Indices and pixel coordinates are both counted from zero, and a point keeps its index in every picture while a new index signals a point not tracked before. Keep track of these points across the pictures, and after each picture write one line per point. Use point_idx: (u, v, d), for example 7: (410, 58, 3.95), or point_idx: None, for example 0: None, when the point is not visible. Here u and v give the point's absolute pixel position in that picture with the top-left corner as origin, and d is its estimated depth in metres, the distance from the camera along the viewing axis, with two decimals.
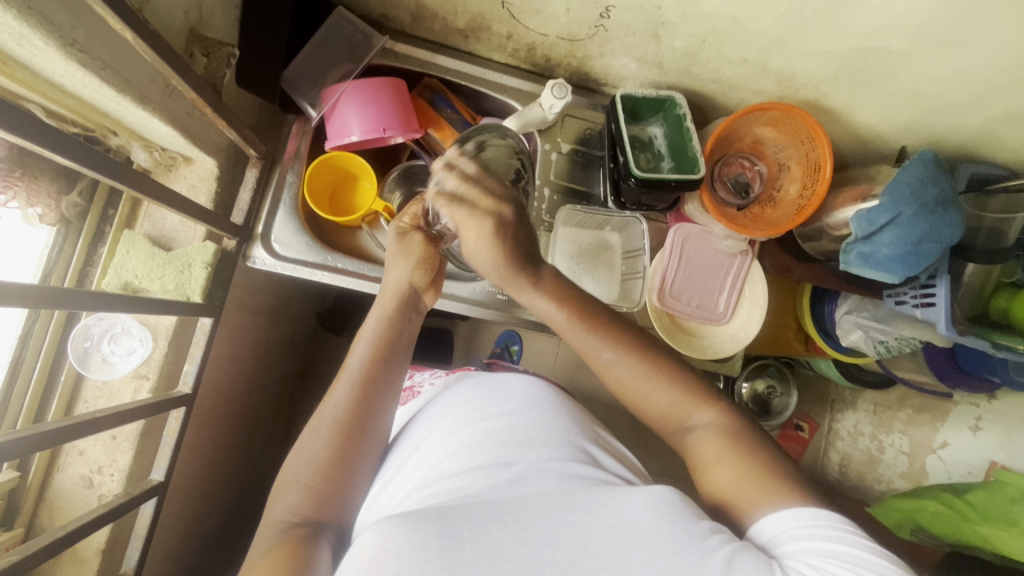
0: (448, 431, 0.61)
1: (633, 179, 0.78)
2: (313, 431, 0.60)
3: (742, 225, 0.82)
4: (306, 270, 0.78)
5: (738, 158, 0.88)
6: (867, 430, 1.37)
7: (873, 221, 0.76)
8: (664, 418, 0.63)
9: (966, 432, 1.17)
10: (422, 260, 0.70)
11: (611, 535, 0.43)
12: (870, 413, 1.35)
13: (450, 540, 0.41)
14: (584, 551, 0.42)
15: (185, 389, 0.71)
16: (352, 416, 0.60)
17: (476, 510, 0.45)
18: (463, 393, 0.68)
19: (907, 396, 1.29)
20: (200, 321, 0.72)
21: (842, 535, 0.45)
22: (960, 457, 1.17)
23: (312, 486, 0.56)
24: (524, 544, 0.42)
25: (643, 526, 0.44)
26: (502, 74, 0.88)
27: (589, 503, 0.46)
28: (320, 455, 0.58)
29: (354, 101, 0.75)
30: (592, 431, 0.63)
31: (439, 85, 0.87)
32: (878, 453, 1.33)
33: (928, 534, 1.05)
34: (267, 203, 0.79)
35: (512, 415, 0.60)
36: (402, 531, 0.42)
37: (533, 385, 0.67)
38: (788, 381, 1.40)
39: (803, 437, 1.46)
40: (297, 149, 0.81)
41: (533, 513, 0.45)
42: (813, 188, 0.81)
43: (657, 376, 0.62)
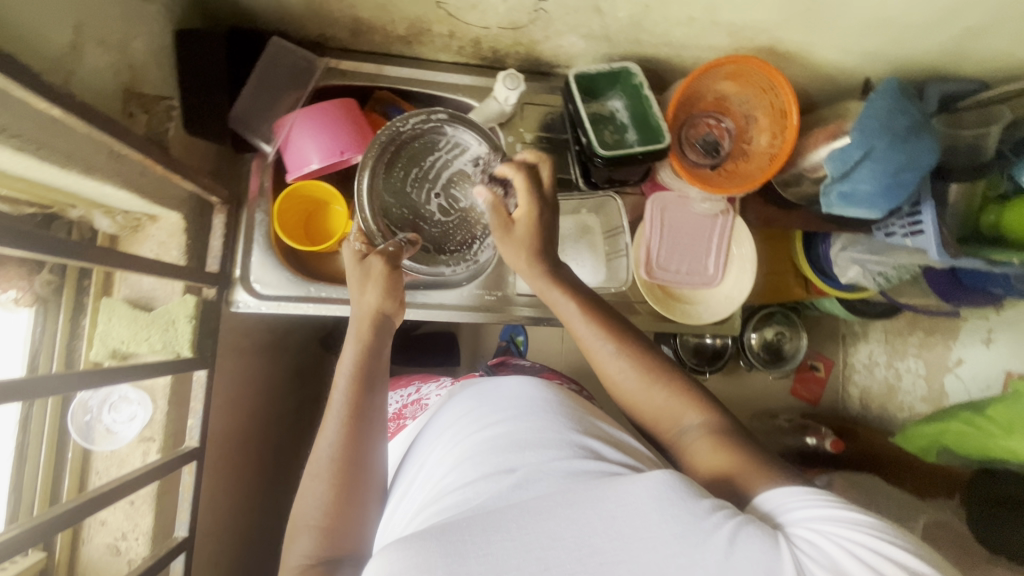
0: (451, 445, 0.61)
1: (598, 158, 0.77)
2: (313, 472, 0.59)
3: (719, 186, 0.81)
4: (291, 305, 0.79)
5: (704, 117, 0.86)
6: (882, 359, 1.57)
7: (846, 158, 0.74)
8: (656, 419, 0.63)
9: (979, 346, 1.32)
10: (386, 286, 0.67)
11: (614, 527, 0.43)
12: (882, 342, 1.57)
13: (454, 556, 0.42)
14: (588, 548, 0.42)
15: (193, 443, 0.71)
16: (344, 453, 0.59)
17: (479, 520, 0.45)
18: (463, 404, 0.68)
19: (915, 321, 1.48)
20: (195, 375, 0.72)
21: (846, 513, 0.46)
22: (977, 372, 1.32)
23: (322, 527, 0.56)
24: (528, 550, 0.42)
25: (643, 513, 0.44)
26: (453, 74, 0.86)
27: (590, 497, 0.45)
28: (325, 495, 0.57)
29: (308, 129, 0.74)
30: (593, 425, 0.63)
31: (391, 96, 0.85)
32: (896, 380, 1.53)
33: (954, 455, 1.18)
34: (240, 245, 0.78)
35: (510, 422, 0.59)
36: (404, 553, 0.42)
37: (529, 387, 0.66)
38: (798, 327, 1.57)
39: (821, 376, 1.71)
40: (261, 186, 0.80)
41: (535, 515, 0.45)
42: (784, 136, 0.80)
43: (651, 378, 0.63)
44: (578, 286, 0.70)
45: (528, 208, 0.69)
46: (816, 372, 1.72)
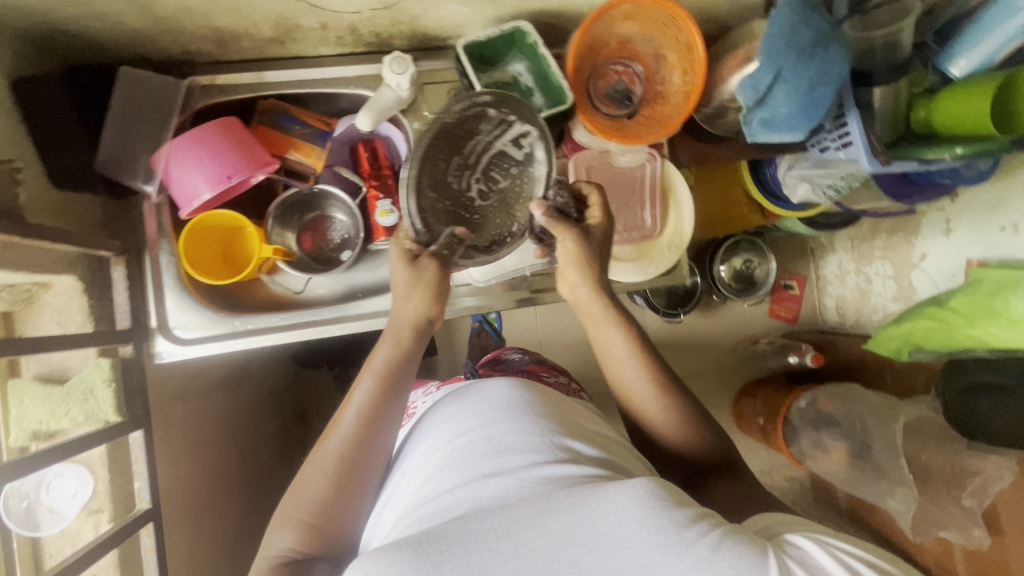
0: (432, 454, 0.59)
1: (501, 133, 0.73)
2: (314, 463, 0.59)
3: (637, 135, 0.77)
4: (219, 344, 0.76)
5: (611, 65, 0.80)
6: (852, 267, 1.60)
7: (758, 85, 0.71)
8: (666, 445, 0.68)
9: (941, 237, 1.31)
10: (432, 292, 0.66)
11: (593, 537, 0.42)
12: (850, 250, 1.60)
13: (429, 567, 0.41)
14: (567, 558, 0.42)
15: (144, 505, 0.70)
16: (350, 449, 0.59)
17: (457, 530, 0.44)
18: (446, 410, 0.65)
19: (877, 225, 1.50)
20: (131, 437, 0.70)
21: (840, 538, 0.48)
22: (940, 263, 1.32)
23: (308, 521, 0.56)
24: (504, 559, 0.42)
25: (625, 523, 0.42)
26: (340, 67, 0.80)
27: (573, 503, 0.44)
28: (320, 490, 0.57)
29: (188, 158, 0.69)
30: (576, 424, 0.61)
31: (279, 103, 0.79)
32: (866, 285, 1.56)
33: (925, 352, 1.21)
34: (150, 293, 0.74)
35: (495, 420, 0.57)
36: (379, 566, 0.42)
37: (514, 390, 0.62)
38: (765, 251, 1.58)
39: (795, 294, 1.74)
40: (158, 226, 0.74)
41: (514, 523, 0.43)
42: (694, 70, 0.76)
43: (678, 413, 0.66)
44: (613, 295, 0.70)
45: (598, 215, 0.71)
46: (792, 290, 1.74)
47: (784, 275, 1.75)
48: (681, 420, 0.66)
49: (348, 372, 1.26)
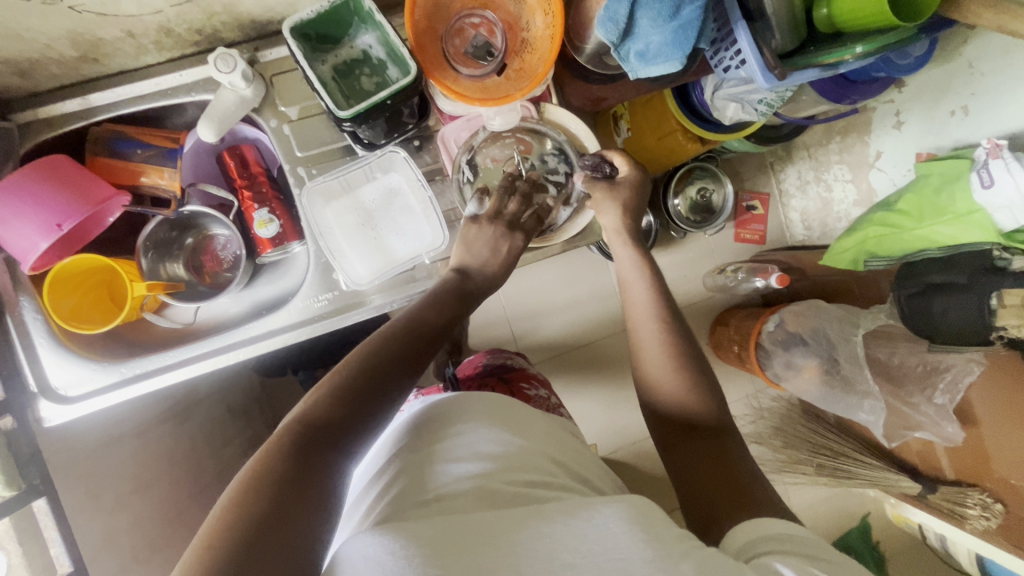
0: (418, 452, 0.60)
1: (347, 121, 0.66)
2: (370, 349, 0.58)
3: (504, 94, 0.70)
4: (110, 395, 0.73)
5: (468, 16, 0.72)
6: (810, 176, 1.51)
7: (616, 17, 0.63)
8: (669, 418, 0.66)
9: (893, 131, 1.27)
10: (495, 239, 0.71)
11: (583, 544, 0.44)
12: (807, 159, 1.51)
13: (429, 549, 0.42)
14: (558, 560, 0.43)
15: (66, 568, 0.68)
16: (407, 363, 0.59)
17: (457, 527, 0.45)
18: (432, 410, 0.66)
19: (831, 127, 1.43)
20: (35, 505, 0.67)
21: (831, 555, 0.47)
22: (896, 160, 1.28)
23: (340, 399, 0.53)
24: (499, 555, 0.43)
25: (616, 533, 0.44)
26: (170, 74, 0.72)
27: (563, 516, 0.47)
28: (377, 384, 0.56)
29: (9, 210, 0.63)
30: (548, 445, 0.64)
31: (112, 127, 0.72)
32: (827, 193, 1.48)
33: (880, 260, 1.16)
34: (23, 356, 0.70)
35: (493, 434, 0.61)
36: (382, 541, 0.43)
37: (498, 407, 0.66)
38: (718, 175, 1.49)
39: (761, 215, 1.60)
40: (13, 283, 0.69)
41: (508, 527, 0.45)
42: (554, 11, 0.67)
43: (696, 390, 0.66)
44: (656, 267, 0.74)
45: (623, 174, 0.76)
46: (755, 211, 1.61)
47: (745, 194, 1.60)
48: (688, 387, 0.66)
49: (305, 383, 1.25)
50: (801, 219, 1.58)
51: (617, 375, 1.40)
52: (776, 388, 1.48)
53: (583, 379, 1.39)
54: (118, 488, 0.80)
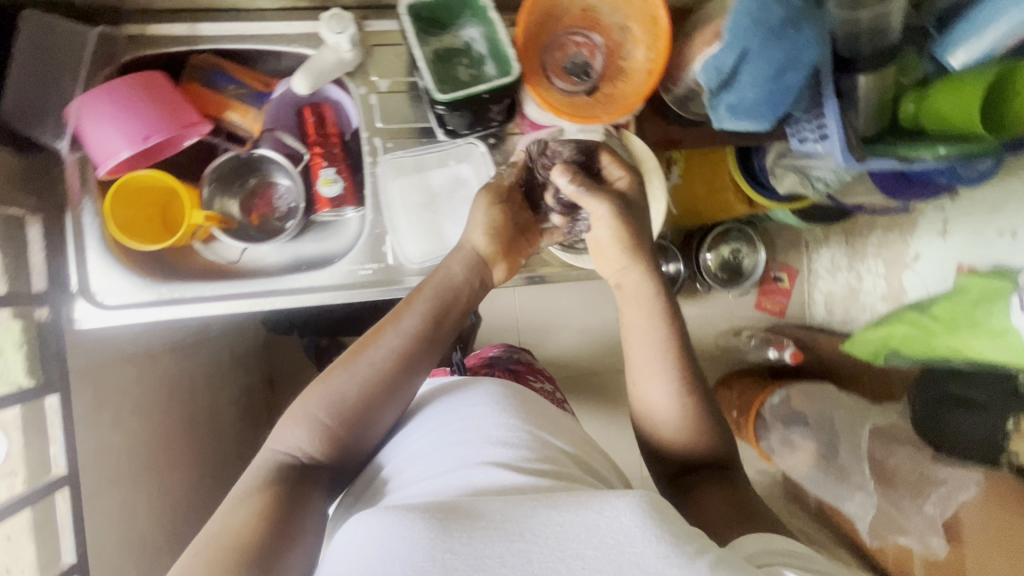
0: (430, 439, 0.59)
1: (441, 104, 0.68)
2: (351, 367, 0.60)
3: (593, 114, 0.72)
4: (143, 312, 0.73)
5: (572, 34, 0.74)
6: (844, 262, 1.53)
7: (721, 66, 0.64)
8: (673, 453, 0.64)
9: (936, 238, 1.28)
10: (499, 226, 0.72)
11: (597, 536, 0.41)
12: (844, 246, 1.53)
13: (438, 531, 0.41)
14: (571, 551, 0.40)
15: (61, 470, 0.69)
16: (393, 369, 0.61)
17: (465, 511, 0.44)
18: (443, 401, 0.65)
19: (875, 220, 1.43)
20: (48, 402, 0.68)
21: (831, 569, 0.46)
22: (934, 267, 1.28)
23: (320, 425, 0.58)
24: (510, 542, 0.41)
25: (627, 525, 0.41)
26: (278, 22, 0.74)
27: (575, 502, 0.44)
28: (350, 392, 0.59)
29: (101, 114, 0.64)
30: (563, 438, 0.62)
31: (213, 59, 0.75)
32: (857, 282, 1.50)
33: (902, 357, 1.14)
34: (72, 254, 0.71)
35: (498, 421, 0.59)
36: (387, 522, 0.42)
37: (501, 394, 0.64)
38: (754, 239, 1.51)
39: (785, 287, 1.63)
40: (81, 184, 0.71)
41: (519, 513, 0.43)
42: (658, 46, 0.69)
43: (698, 429, 0.63)
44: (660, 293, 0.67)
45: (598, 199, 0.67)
46: (781, 283, 1.63)
47: (775, 265, 1.63)
48: (694, 422, 0.63)
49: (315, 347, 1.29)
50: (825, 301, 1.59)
51: (613, 409, 1.41)
52: (764, 459, 1.49)
53: (579, 404, 1.40)
54: (120, 405, 0.80)
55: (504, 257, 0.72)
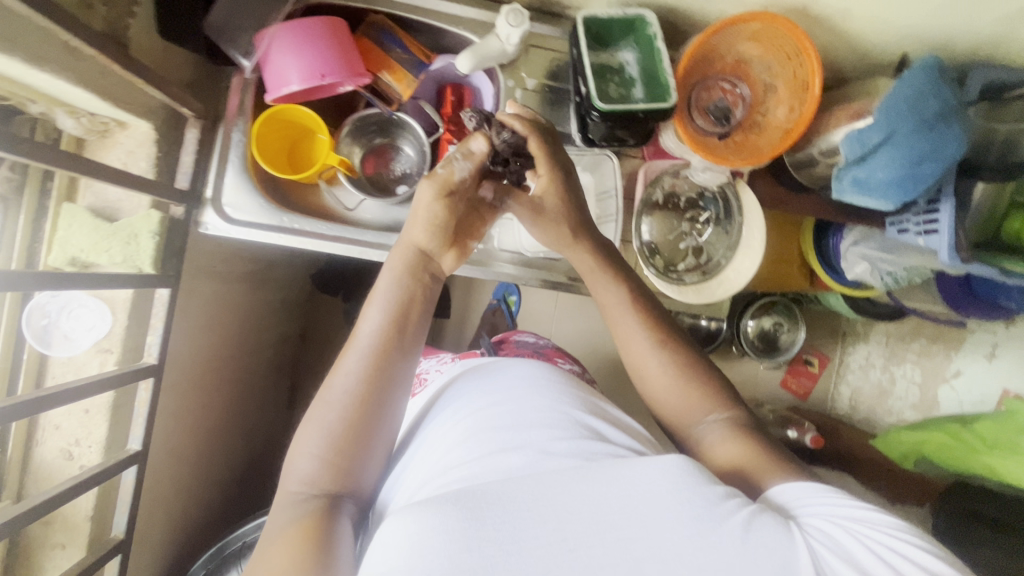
0: (453, 421, 0.59)
1: (596, 112, 0.71)
2: (325, 400, 0.56)
3: (725, 157, 0.75)
4: (262, 234, 0.76)
5: (719, 81, 0.79)
6: (879, 362, 1.50)
7: (865, 140, 0.68)
8: (677, 415, 0.63)
9: (981, 360, 1.31)
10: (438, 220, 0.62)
11: (630, 505, 0.42)
12: (883, 345, 1.49)
13: (473, 522, 0.40)
14: (605, 523, 0.41)
15: (151, 360, 0.72)
16: (369, 386, 0.56)
17: (495, 491, 0.43)
18: (468, 385, 0.66)
19: (919, 329, 1.43)
20: (158, 293, 0.71)
21: (863, 498, 0.46)
22: (974, 387, 1.31)
23: (325, 457, 0.54)
24: (547, 521, 0.41)
25: (662, 496, 0.43)
26: (455, 4, 0.78)
27: (606, 475, 0.44)
28: (334, 424, 0.55)
29: (288, 45, 0.69)
30: (593, 403, 0.62)
31: (386, 21, 0.79)
32: (889, 384, 1.48)
33: (931, 464, 1.13)
34: (213, 164, 0.75)
35: (517, 397, 0.59)
36: (418, 517, 0.41)
37: (534, 372, 0.65)
38: (796, 318, 1.52)
39: (814, 371, 1.61)
40: (240, 104, 0.75)
41: (551, 488, 0.43)
42: (802, 109, 0.72)
43: (691, 378, 0.63)
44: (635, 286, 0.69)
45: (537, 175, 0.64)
46: (810, 367, 1.61)
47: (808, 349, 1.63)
48: (688, 380, 0.63)
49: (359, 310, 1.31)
50: (850, 396, 1.56)
51: None
52: None
53: None
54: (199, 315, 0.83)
55: (451, 245, 0.65)
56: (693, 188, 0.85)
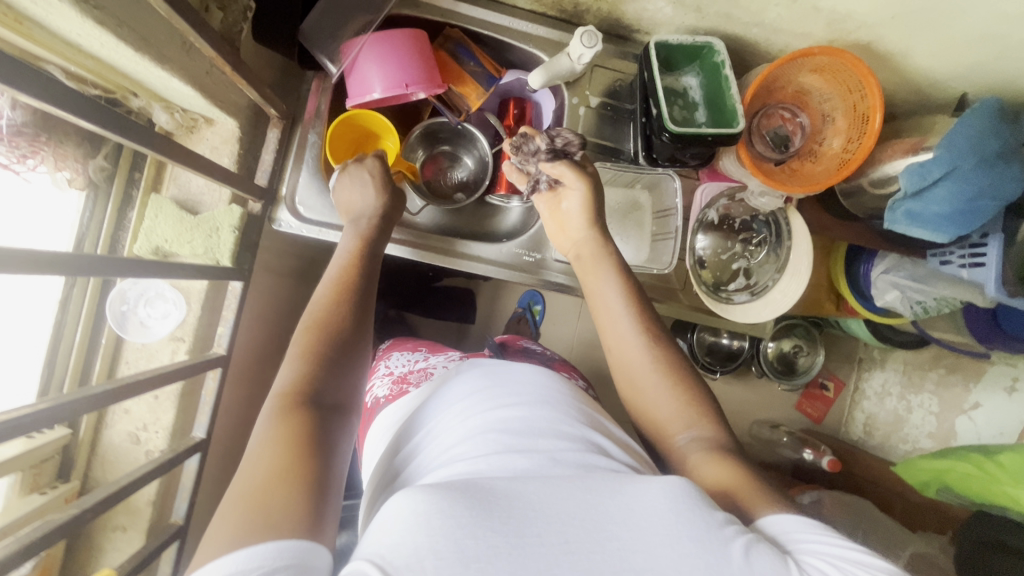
0: (460, 418, 0.59)
1: (667, 133, 0.74)
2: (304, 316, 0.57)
3: (784, 182, 0.77)
4: (332, 233, 0.76)
5: (779, 109, 0.82)
6: (895, 389, 1.50)
7: (925, 175, 0.71)
8: (661, 426, 0.62)
9: (1001, 393, 1.23)
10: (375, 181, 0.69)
11: (632, 518, 0.41)
12: (899, 372, 1.49)
13: (478, 510, 0.39)
14: (606, 533, 0.40)
15: (220, 350, 0.72)
16: (339, 294, 0.58)
17: (501, 487, 0.42)
18: (473, 380, 0.65)
19: (939, 357, 1.39)
20: (231, 285, 0.73)
21: (852, 540, 0.44)
22: (994, 418, 1.23)
23: (310, 356, 0.53)
24: (548, 522, 0.40)
25: (664, 514, 0.41)
26: (529, 23, 0.82)
27: (610, 488, 0.43)
28: (311, 318, 0.56)
29: (375, 55, 0.71)
30: (598, 421, 0.61)
31: (461, 36, 0.82)
32: (905, 412, 1.45)
33: (954, 495, 1.08)
34: (289, 164, 0.77)
35: (524, 404, 0.58)
36: (422, 499, 0.40)
37: (543, 376, 0.64)
38: (816, 342, 1.52)
39: (828, 397, 1.64)
40: (318, 107, 0.77)
41: (556, 492, 0.42)
42: (860, 142, 0.75)
43: (678, 388, 0.62)
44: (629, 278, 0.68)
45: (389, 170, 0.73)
46: (826, 391, 1.64)
47: (823, 373, 1.65)
48: (676, 387, 0.62)
49: (387, 311, 1.32)
50: (865, 421, 1.57)
51: None
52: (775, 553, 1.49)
53: None
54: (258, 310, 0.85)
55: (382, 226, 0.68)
56: (747, 212, 0.88)
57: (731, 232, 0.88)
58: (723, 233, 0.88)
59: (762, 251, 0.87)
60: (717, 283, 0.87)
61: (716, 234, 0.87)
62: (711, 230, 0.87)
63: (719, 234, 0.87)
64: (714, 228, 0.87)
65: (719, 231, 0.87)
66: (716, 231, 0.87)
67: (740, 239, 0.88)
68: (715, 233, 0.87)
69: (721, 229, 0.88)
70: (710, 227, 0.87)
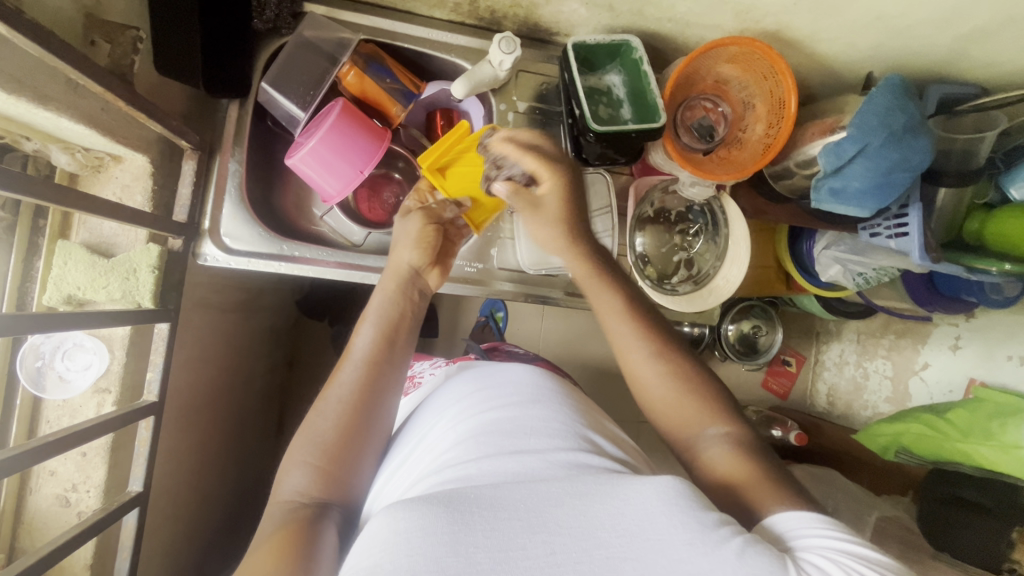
0: (455, 421, 0.60)
1: (591, 133, 0.74)
2: (319, 412, 0.60)
3: (712, 171, 0.78)
4: (261, 263, 0.74)
5: (700, 100, 0.84)
6: (852, 358, 1.53)
7: (841, 154, 0.73)
8: (675, 426, 0.63)
9: (947, 351, 1.27)
10: (419, 238, 0.70)
11: (622, 524, 0.41)
12: (855, 342, 1.52)
13: (459, 526, 0.40)
14: (595, 540, 0.40)
15: (151, 398, 0.69)
16: (358, 398, 0.60)
17: (487, 497, 0.43)
18: (468, 384, 0.66)
19: (888, 324, 1.42)
20: (158, 328, 0.70)
21: (862, 540, 0.44)
22: (942, 377, 1.27)
23: (318, 466, 0.56)
24: (534, 531, 0.40)
25: (654, 516, 0.41)
26: (448, 33, 0.81)
27: (601, 491, 0.43)
28: (328, 434, 0.58)
29: (327, 151, 0.72)
30: (597, 422, 0.62)
31: (376, 49, 0.79)
32: (863, 379, 1.49)
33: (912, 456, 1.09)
34: (211, 196, 0.74)
35: (516, 406, 0.58)
36: (409, 515, 0.41)
37: (533, 375, 0.65)
38: (773, 320, 1.55)
39: (791, 371, 1.68)
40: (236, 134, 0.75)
41: (543, 500, 0.42)
42: (779, 127, 0.77)
43: (685, 383, 0.63)
44: (630, 291, 0.69)
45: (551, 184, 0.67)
46: (788, 367, 1.68)
47: (785, 350, 1.69)
48: (688, 388, 0.63)
49: None
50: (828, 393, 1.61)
51: None
52: None
53: None
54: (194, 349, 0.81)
55: (434, 264, 0.72)
56: (682, 203, 0.89)
57: (669, 224, 0.89)
58: (662, 224, 0.89)
59: (701, 241, 0.89)
60: (661, 275, 0.88)
61: (655, 227, 0.89)
62: (650, 223, 0.88)
63: (658, 226, 0.89)
64: (653, 221, 0.89)
65: (657, 223, 0.89)
66: (655, 224, 0.89)
67: (679, 230, 0.90)
68: (654, 226, 0.89)
69: (659, 222, 0.89)
70: (647, 220, 0.88)
